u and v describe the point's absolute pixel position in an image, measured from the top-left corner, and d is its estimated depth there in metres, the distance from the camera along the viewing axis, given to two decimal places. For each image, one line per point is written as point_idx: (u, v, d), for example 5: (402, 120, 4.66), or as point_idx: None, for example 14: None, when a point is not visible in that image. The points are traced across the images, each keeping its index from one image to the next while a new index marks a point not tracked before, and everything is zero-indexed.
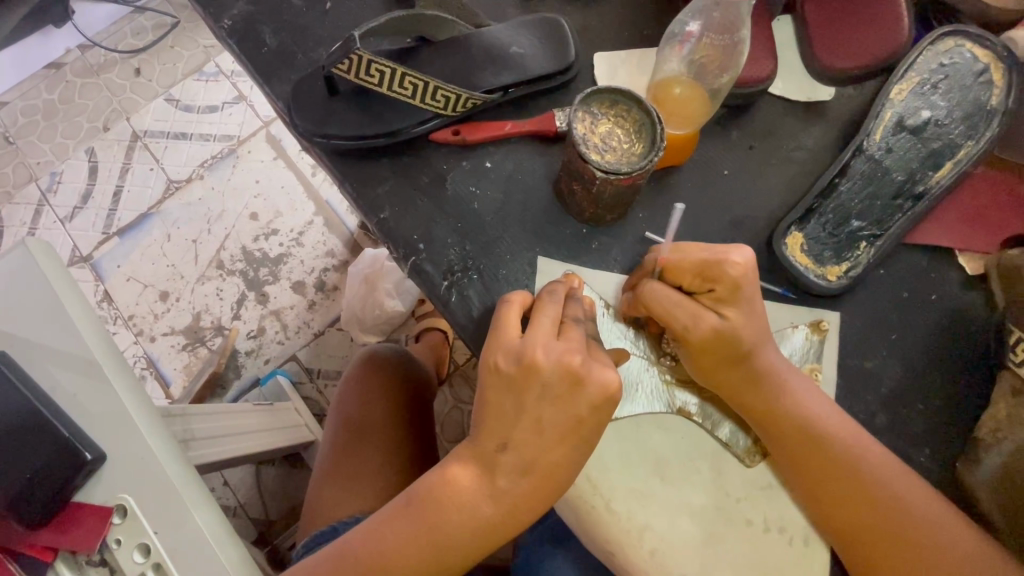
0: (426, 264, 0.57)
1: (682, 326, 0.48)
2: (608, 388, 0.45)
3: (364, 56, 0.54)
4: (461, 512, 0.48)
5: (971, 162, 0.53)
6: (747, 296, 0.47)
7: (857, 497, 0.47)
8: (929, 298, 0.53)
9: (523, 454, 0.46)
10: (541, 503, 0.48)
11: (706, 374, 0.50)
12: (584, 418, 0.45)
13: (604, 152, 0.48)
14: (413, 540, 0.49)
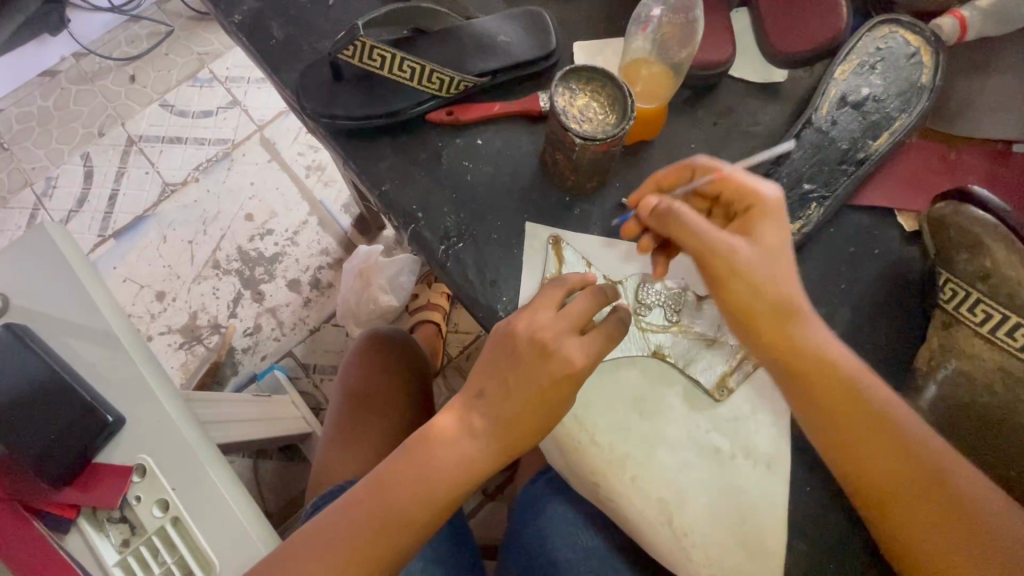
0: (424, 231, 0.63)
1: (709, 244, 0.47)
2: (569, 366, 0.49)
3: (367, 42, 0.60)
4: (450, 452, 0.52)
5: (905, 132, 0.60)
6: (778, 225, 0.49)
7: None
8: (873, 252, 0.60)
9: (501, 407, 0.51)
10: (524, 441, 0.51)
11: (747, 307, 0.47)
12: (544, 388, 0.49)
13: (582, 122, 0.54)
14: (406, 479, 0.52)
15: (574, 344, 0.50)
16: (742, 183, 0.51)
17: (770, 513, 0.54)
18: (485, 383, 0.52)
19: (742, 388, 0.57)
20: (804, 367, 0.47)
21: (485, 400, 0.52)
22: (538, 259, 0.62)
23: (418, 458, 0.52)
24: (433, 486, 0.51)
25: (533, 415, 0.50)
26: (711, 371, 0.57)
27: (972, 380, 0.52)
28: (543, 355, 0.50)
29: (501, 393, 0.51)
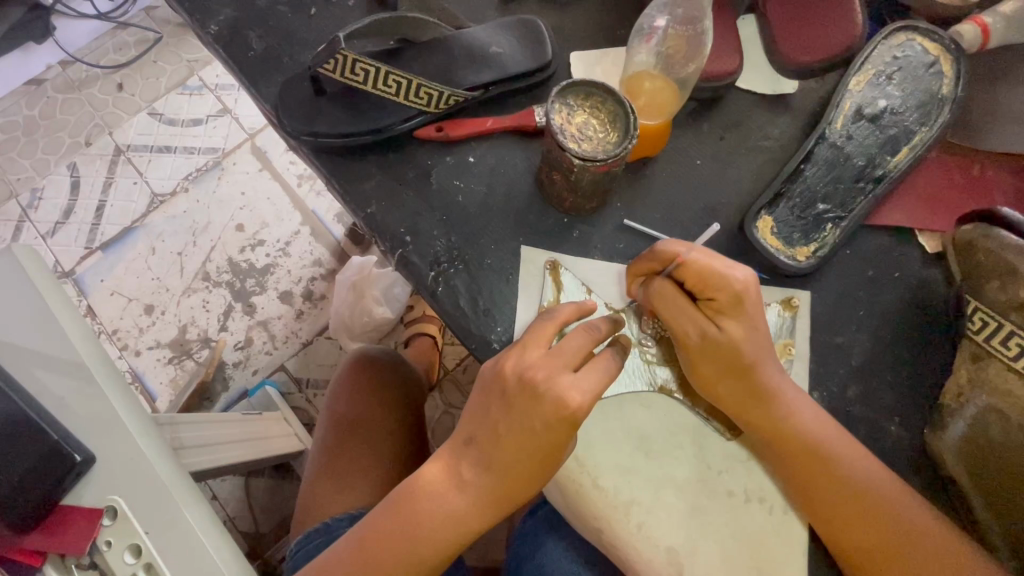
0: (413, 256, 0.58)
1: (682, 331, 0.51)
2: (565, 405, 0.44)
3: (349, 55, 0.56)
4: (436, 507, 0.48)
5: (926, 147, 0.57)
6: (748, 316, 0.49)
7: (825, 466, 0.49)
8: (893, 275, 0.56)
9: (490, 454, 0.47)
10: (518, 493, 0.47)
11: (718, 388, 0.51)
12: (537, 430, 0.45)
13: (581, 141, 0.50)
14: (391, 540, 0.48)
15: (572, 380, 0.45)
16: (703, 268, 0.49)
17: (787, 563, 0.50)
18: (474, 430, 0.48)
19: None
20: (784, 434, 0.49)
21: (475, 448, 0.48)
22: (535, 286, 0.58)
23: (403, 514, 0.48)
24: (422, 546, 0.47)
25: (527, 464, 0.46)
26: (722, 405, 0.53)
27: (1006, 420, 0.47)
28: (535, 394, 0.45)
29: (491, 439, 0.47)
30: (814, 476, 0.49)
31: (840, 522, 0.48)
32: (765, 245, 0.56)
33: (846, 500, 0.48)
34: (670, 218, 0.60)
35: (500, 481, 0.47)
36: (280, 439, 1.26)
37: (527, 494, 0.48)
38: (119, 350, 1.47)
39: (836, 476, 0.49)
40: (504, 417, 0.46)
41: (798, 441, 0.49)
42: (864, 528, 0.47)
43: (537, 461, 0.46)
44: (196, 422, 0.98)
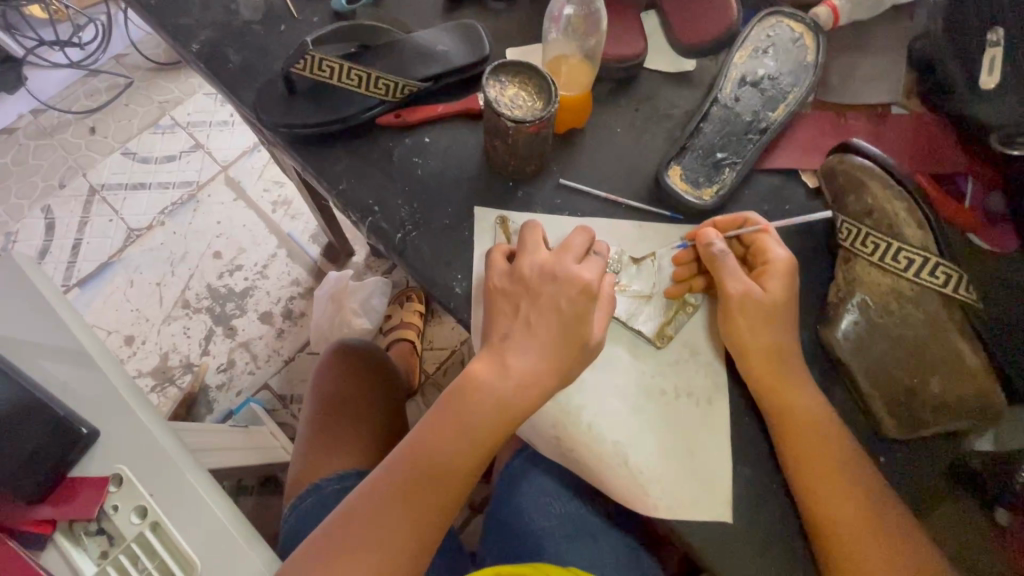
0: (381, 221, 0.68)
1: (730, 290, 0.60)
2: (583, 282, 0.59)
3: (316, 55, 0.66)
4: (486, 395, 0.58)
5: (798, 102, 0.69)
6: (790, 275, 0.59)
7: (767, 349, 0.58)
8: (784, 207, 0.68)
9: (520, 341, 0.58)
10: (548, 375, 0.57)
11: (755, 338, 0.58)
12: (563, 309, 0.58)
13: (514, 109, 0.61)
14: (452, 426, 0.58)
15: (586, 271, 0.59)
16: (763, 245, 0.61)
17: (716, 446, 0.58)
18: (507, 328, 0.59)
19: (680, 334, 0.63)
20: (771, 317, 0.58)
21: (510, 340, 0.59)
22: (488, 239, 0.67)
23: (459, 406, 0.58)
24: (474, 432, 0.57)
25: (548, 344, 0.58)
26: (652, 321, 0.63)
27: (874, 306, 0.57)
28: (552, 279, 0.59)
29: (520, 329, 0.59)
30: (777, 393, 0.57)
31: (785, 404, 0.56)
32: (674, 188, 0.67)
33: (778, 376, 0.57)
34: (599, 176, 0.70)
35: (534, 365, 0.57)
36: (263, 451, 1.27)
37: (561, 374, 0.58)
38: None
39: (793, 398, 0.57)
40: (533, 307, 0.59)
41: (773, 312, 0.58)
42: (795, 428, 0.56)
43: (561, 342, 0.58)
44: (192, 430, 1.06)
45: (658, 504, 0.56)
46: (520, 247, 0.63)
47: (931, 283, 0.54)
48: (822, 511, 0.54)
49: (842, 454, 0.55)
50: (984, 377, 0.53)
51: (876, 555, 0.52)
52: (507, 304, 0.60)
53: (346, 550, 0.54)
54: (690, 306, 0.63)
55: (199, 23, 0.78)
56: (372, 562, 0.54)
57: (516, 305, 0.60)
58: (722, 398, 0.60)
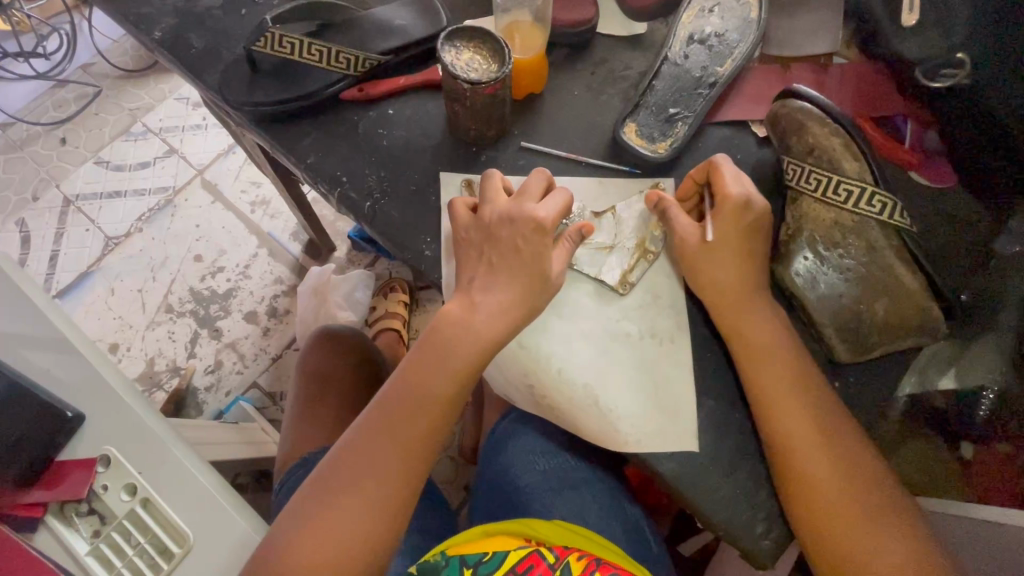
0: (351, 192, 0.70)
1: (679, 235, 0.63)
2: (537, 219, 0.60)
3: (276, 32, 0.68)
4: (460, 331, 0.60)
5: (744, 56, 0.72)
6: (735, 212, 0.59)
7: (730, 290, 0.59)
8: (736, 157, 0.71)
9: (486, 283, 0.61)
10: (516, 308, 0.60)
11: (724, 276, 0.60)
12: (519, 248, 0.61)
13: (470, 71, 0.63)
14: (429, 363, 0.61)
15: (545, 210, 0.61)
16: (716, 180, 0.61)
17: (681, 382, 0.61)
18: (474, 268, 0.62)
19: (642, 281, 0.65)
20: (717, 263, 0.60)
21: (478, 280, 0.62)
22: (455, 203, 0.70)
23: (437, 344, 0.61)
24: (452, 367, 0.60)
25: (508, 288, 0.60)
26: (614, 269, 0.65)
27: (822, 239, 0.60)
28: (510, 218, 0.61)
29: (484, 271, 0.62)
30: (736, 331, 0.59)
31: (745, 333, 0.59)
32: (630, 144, 0.70)
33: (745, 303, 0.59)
34: (559, 138, 0.73)
35: (501, 299, 0.60)
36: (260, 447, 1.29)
37: (530, 312, 0.61)
38: None
39: (757, 329, 0.59)
40: (494, 247, 0.62)
41: (730, 252, 0.60)
42: (761, 351, 0.58)
43: (523, 284, 0.60)
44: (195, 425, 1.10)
45: (628, 439, 0.59)
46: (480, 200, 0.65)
47: (870, 211, 0.58)
48: (786, 437, 0.56)
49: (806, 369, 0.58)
50: (922, 295, 0.57)
51: (831, 462, 0.55)
52: (471, 249, 0.63)
53: (342, 488, 0.59)
54: (651, 254, 0.66)
55: (161, 11, 0.80)
56: (366, 496, 0.59)
57: (478, 250, 0.63)
58: (686, 337, 0.62)
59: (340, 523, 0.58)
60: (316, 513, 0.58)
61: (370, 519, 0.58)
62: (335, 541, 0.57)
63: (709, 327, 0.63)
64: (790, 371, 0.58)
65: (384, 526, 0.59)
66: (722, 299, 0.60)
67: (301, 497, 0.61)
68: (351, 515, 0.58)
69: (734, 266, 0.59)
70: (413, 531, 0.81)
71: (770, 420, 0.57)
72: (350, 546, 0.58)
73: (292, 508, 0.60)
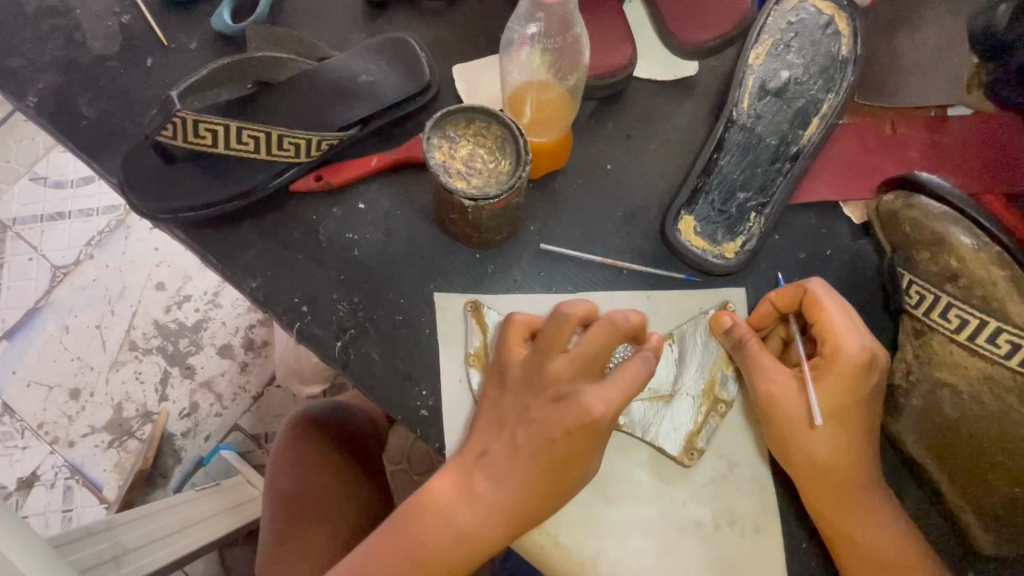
0: (314, 326, 0.52)
1: (761, 385, 0.47)
2: (587, 414, 0.43)
3: (186, 116, 0.48)
4: (444, 521, 0.43)
5: (835, 115, 0.54)
6: (855, 376, 0.45)
7: (831, 467, 0.45)
8: (825, 254, 0.54)
9: (499, 467, 0.44)
10: (529, 507, 0.44)
11: (827, 455, 0.45)
12: (556, 438, 0.43)
13: (468, 177, 0.44)
14: (394, 556, 0.43)
15: (609, 395, 0.43)
16: (823, 323, 0.46)
17: None
18: (491, 440, 0.45)
19: (712, 444, 0.49)
20: (819, 431, 0.45)
21: (489, 458, 0.45)
22: (456, 334, 0.52)
23: (410, 528, 0.44)
24: (428, 573, 0.43)
25: (523, 481, 0.43)
26: (675, 429, 0.49)
27: (959, 396, 0.44)
28: (558, 400, 0.44)
29: (506, 450, 0.44)
30: (829, 521, 0.45)
31: (838, 523, 0.45)
32: (688, 248, 0.52)
33: (838, 480, 0.45)
34: (590, 231, 0.55)
35: (511, 494, 0.43)
36: (224, 514, 0.88)
37: (543, 512, 0.44)
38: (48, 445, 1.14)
39: (853, 513, 0.44)
40: (525, 423, 0.44)
41: (834, 418, 0.45)
42: (865, 552, 0.44)
43: (550, 480, 0.44)
44: (135, 520, 0.78)
45: None
46: (500, 362, 0.47)
47: None
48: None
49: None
50: None
51: None
52: (496, 406, 0.47)
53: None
54: (722, 406, 0.50)
55: (37, 65, 0.58)
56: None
57: (506, 434, 0.45)
58: (774, 523, 0.47)
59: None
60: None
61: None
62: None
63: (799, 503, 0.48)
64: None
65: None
66: (814, 493, 0.45)
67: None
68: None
69: (840, 439, 0.45)
70: None
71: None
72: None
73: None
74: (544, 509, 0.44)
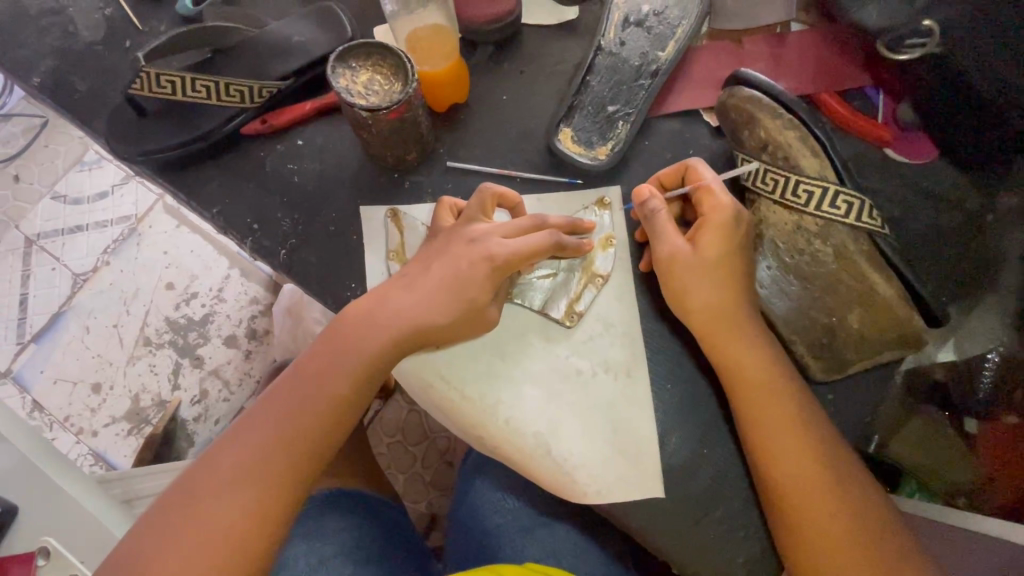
0: (264, 239, 0.63)
1: (659, 248, 0.55)
2: (495, 256, 0.53)
3: (149, 70, 0.61)
4: (374, 319, 0.53)
5: (688, 37, 0.64)
6: (728, 229, 0.53)
7: (722, 308, 0.53)
8: (687, 154, 0.63)
9: (416, 285, 0.54)
10: (443, 310, 0.53)
11: (709, 294, 0.53)
12: (467, 268, 0.54)
13: (369, 96, 0.56)
14: (335, 353, 0.53)
15: (514, 244, 0.53)
16: (701, 191, 0.55)
17: (640, 420, 0.56)
18: (413, 264, 0.56)
19: (592, 309, 0.59)
20: (714, 277, 0.53)
21: (411, 274, 0.55)
22: (380, 238, 0.63)
23: (347, 329, 0.53)
24: (360, 356, 0.53)
25: (438, 293, 0.53)
26: (558, 299, 0.59)
27: (786, 245, 0.55)
28: (470, 243, 0.54)
29: (424, 268, 0.55)
30: (723, 357, 0.53)
31: (733, 356, 0.53)
32: (567, 153, 0.63)
33: (730, 314, 0.53)
34: (491, 150, 0.65)
35: (425, 296, 0.54)
36: None
37: (456, 321, 0.54)
38: (74, 437, 1.26)
39: (740, 347, 0.53)
40: (444, 255, 0.55)
41: (715, 262, 0.53)
42: (752, 378, 0.52)
43: (456, 291, 0.53)
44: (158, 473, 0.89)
45: (588, 490, 0.54)
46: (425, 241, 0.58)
47: (835, 215, 0.52)
48: (769, 461, 0.51)
49: (785, 395, 0.52)
50: (899, 304, 0.52)
51: (818, 493, 0.50)
52: (425, 249, 0.57)
53: (215, 489, 0.49)
54: (600, 278, 0.59)
55: (39, 52, 0.71)
56: (244, 499, 0.49)
57: (427, 266, 0.55)
58: (643, 369, 0.57)
59: (209, 527, 0.48)
60: (177, 520, 0.48)
61: (249, 525, 0.48)
62: (202, 549, 0.47)
63: (666, 354, 0.58)
64: (775, 395, 0.52)
65: (263, 536, 0.49)
66: (705, 326, 0.53)
67: (164, 502, 0.50)
68: (222, 521, 0.48)
69: (728, 276, 0.53)
70: None
71: (756, 441, 0.52)
72: (217, 565, 0.47)
73: (146, 516, 0.49)
74: (452, 314, 0.54)
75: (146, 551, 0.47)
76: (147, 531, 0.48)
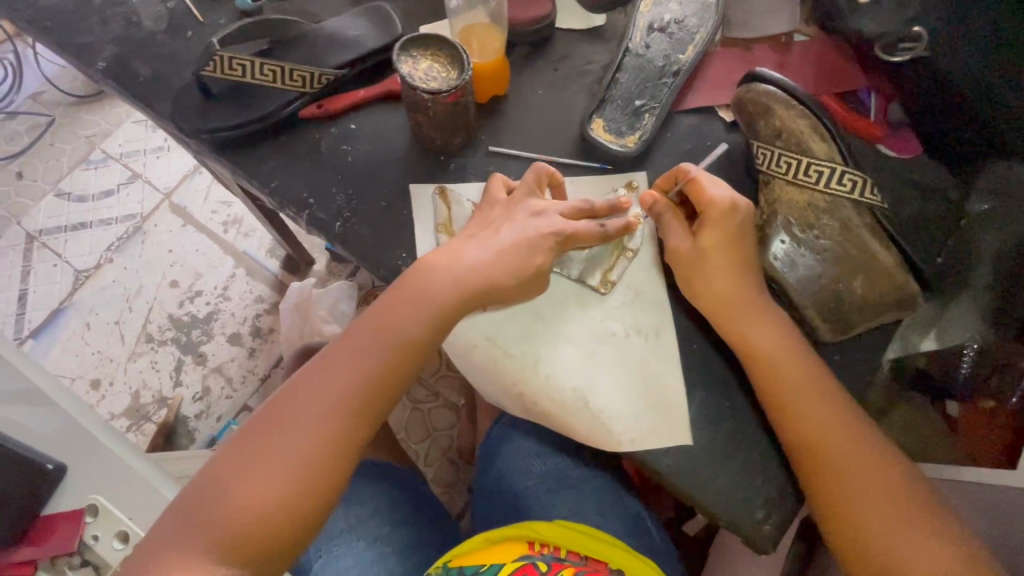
0: (320, 212, 0.68)
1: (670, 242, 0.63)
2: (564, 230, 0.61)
3: (224, 54, 0.67)
4: (440, 276, 0.58)
5: (706, 42, 0.72)
6: (726, 218, 0.61)
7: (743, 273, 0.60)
8: (706, 144, 0.71)
9: (484, 243, 0.60)
10: (508, 272, 0.59)
11: (729, 262, 0.60)
12: (536, 240, 0.60)
13: (429, 80, 0.62)
14: (403, 306, 0.57)
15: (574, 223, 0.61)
16: (697, 190, 0.62)
17: (667, 376, 0.62)
18: (477, 229, 0.62)
19: (624, 279, 0.65)
20: (733, 249, 0.61)
21: (478, 236, 0.61)
22: (428, 213, 0.68)
23: (415, 284, 0.58)
24: (427, 308, 0.57)
25: (506, 258, 0.59)
26: (592, 270, 0.65)
27: (800, 220, 0.62)
28: (536, 214, 0.62)
29: (489, 236, 0.61)
30: (744, 317, 0.59)
31: (752, 317, 0.59)
32: (600, 141, 0.69)
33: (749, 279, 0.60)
34: (528, 137, 0.72)
35: (492, 257, 0.59)
36: None
37: (518, 280, 0.59)
38: None
39: (758, 307, 0.60)
40: (509, 224, 0.61)
41: (733, 236, 0.60)
42: (769, 334, 0.59)
43: (525, 253, 0.60)
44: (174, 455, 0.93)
45: (623, 439, 0.60)
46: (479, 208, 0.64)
47: (841, 192, 0.60)
48: (782, 410, 0.58)
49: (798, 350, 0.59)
50: (898, 272, 0.60)
51: (829, 436, 0.56)
52: (483, 215, 0.63)
53: (289, 422, 0.53)
54: (629, 252, 0.66)
55: (101, 39, 0.76)
56: (315, 434, 0.53)
57: (496, 230, 0.61)
58: (671, 332, 0.63)
59: (285, 458, 0.52)
60: (257, 450, 0.52)
61: (320, 458, 0.53)
62: (279, 478, 0.51)
63: (690, 319, 0.64)
64: (791, 349, 0.59)
65: (331, 470, 0.53)
66: (729, 289, 0.60)
67: (242, 435, 0.54)
68: (296, 452, 0.52)
69: (744, 252, 0.61)
70: (420, 547, 0.72)
71: (771, 390, 0.58)
72: (291, 493, 0.51)
73: (228, 446, 0.54)
74: (514, 276, 0.59)
75: (225, 477, 0.51)
76: (227, 459, 0.53)
